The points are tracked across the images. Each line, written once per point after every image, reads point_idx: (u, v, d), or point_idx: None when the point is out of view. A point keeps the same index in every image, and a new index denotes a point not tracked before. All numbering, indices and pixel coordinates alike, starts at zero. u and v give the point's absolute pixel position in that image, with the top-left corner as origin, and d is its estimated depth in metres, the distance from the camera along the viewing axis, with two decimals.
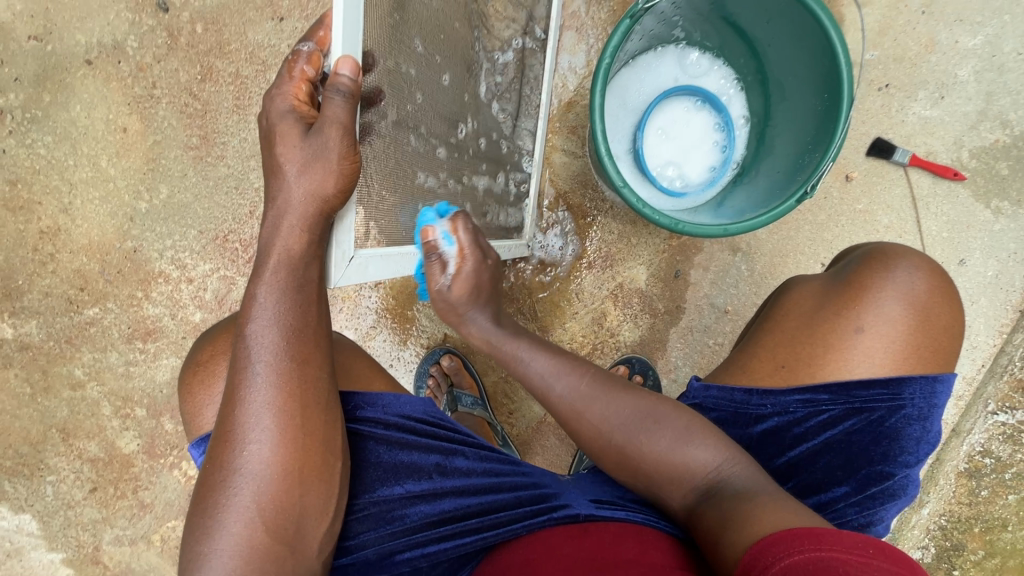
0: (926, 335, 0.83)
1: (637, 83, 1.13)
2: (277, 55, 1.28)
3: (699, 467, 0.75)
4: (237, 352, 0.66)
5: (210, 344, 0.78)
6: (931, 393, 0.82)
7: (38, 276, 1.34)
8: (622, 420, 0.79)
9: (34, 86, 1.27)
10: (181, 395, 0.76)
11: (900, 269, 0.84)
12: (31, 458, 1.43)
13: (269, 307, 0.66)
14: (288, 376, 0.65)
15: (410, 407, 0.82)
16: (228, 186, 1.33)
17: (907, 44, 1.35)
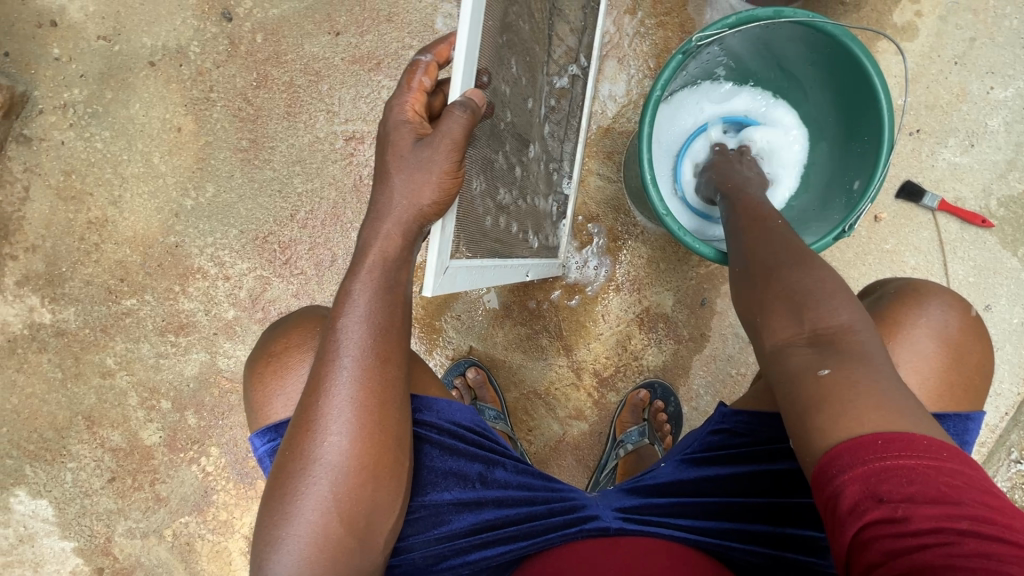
0: (959, 372, 0.84)
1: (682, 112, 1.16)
2: (331, 68, 1.34)
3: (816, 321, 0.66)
4: (327, 345, 0.69)
5: (283, 337, 0.83)
6: (963, 430, 0.82)
7: (82, 265, 1.37)
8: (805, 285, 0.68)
9: (97, 83, 1.32)
10: (253, 384, 0.82)
11: (933, 306, 0.86)
12: (54, 444, 1.44)
13: (360, 305, 0.69)
14: (370, 372, 0.68)
15: (461, 414, 0.85)
16: (272, 189, 1.37)
17: (939, 92, 1.39)
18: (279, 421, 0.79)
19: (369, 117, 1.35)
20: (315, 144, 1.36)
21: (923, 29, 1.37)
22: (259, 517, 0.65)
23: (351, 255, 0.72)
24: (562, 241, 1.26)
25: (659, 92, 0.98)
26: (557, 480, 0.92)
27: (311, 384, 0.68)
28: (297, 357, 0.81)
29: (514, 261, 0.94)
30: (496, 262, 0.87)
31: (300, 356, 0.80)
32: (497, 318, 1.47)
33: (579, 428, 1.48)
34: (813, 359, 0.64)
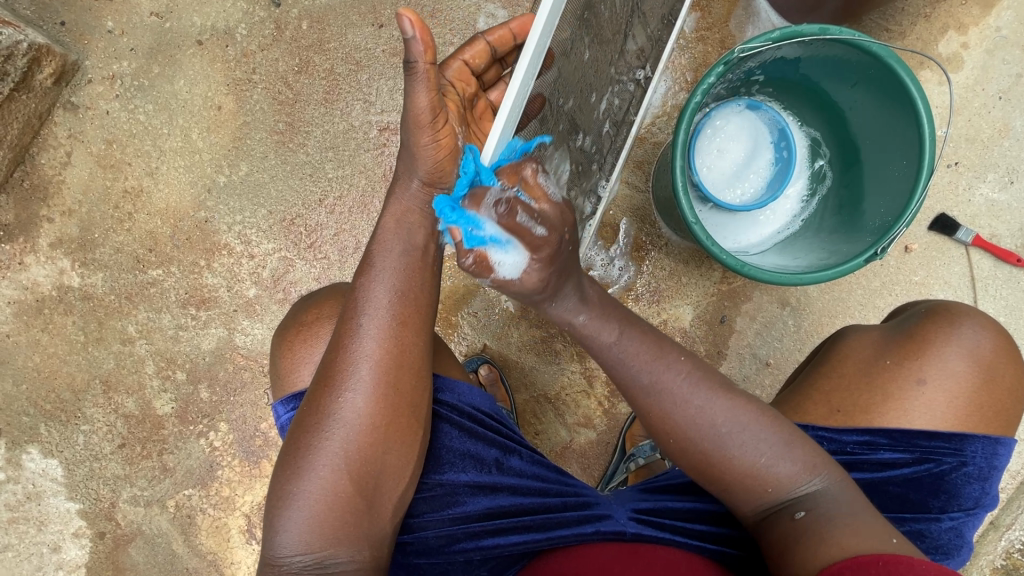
0: (991, 394, 0.85)
1: (722, 122, 1.14)
2: (371, 58, 1.36)
3: (790, 484, 0.75)
4: (348, 308, 0.77)
5: (315, 308, 0.90)
6: (992, 454, 0.84)
7: (114, 232, 1.41)
8: (745, 445, 0.76)
9: (146, 58, 1.36)
10: (281, 347, 0.89)
11: (966, 327, 0.86)
12: (70, 405, 1.47)
13: (382, 279, 0.78)
14: (385, 333, 0.76)
15: (479, 399, 0.90)
16: (303, 172, 1.39)
17: (981, 126, 1.36)
18: (302, 386, 0.85)
19: None
20: (349, 131, 1.38)
21: (968, 60, 1.35)
22: (279, 468, 0.74)
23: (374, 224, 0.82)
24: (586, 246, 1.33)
25: (699, 99, 0.98)
26: (571, 477, 0.92)
27: (332, 347, 0.77)
28: (324, 326, 0.87)
29: None
30: None
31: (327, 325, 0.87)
32: (513, 319, 1.47)
33: (587, 436, 1.46)
34: (786, 509, 0.76)
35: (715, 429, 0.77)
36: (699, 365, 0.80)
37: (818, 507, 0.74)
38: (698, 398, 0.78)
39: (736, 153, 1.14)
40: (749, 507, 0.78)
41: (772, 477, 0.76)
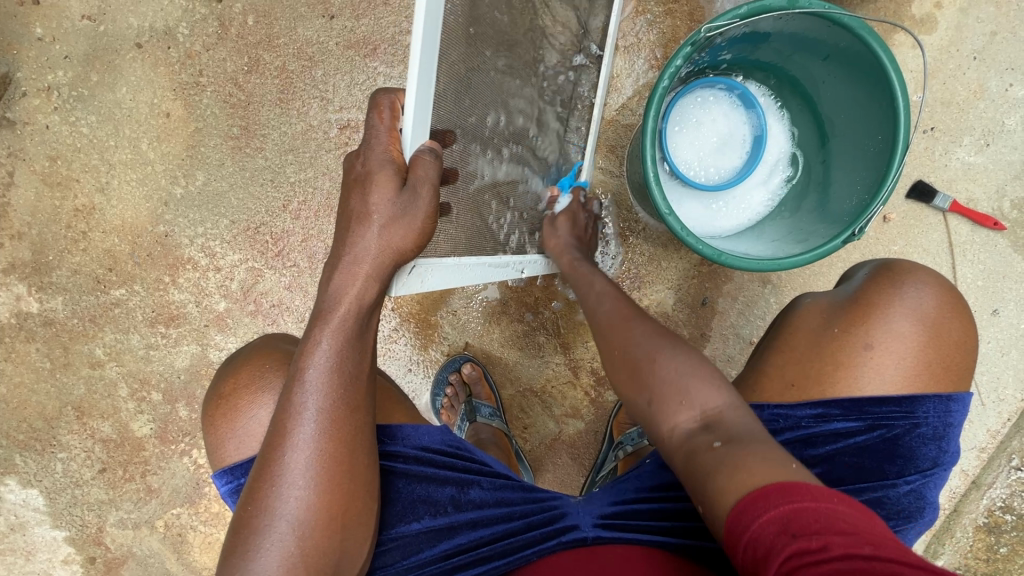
0: (938, 349, 0.84)
1: (697, 105, 1.11)
2: (325, 53, 1.29)
3: (701, 402, 0.76)
4: (294, 396, 0.71)
5: (233, 377, 0.86)
6: (946, 412, 0.84)
7: (69, 253, 1.34)
8: (680, 368, 0.80)
9: (83, 65, 1.28)
10: (206, 425, 0.85)
11: (909, 287, 0.85)
12: (44, 434, 1.42)
13: (320, 364, 0.72)
14: (339, 423, 0.72)
15: (428, 437, 0.88)
16: (264, 178, 1.33)
17: (956, 89, 1.34)
18: (228, 464, 0.82)
19: (364, 105, 1.30)
20: (308, 133, 1.31)
21: (942, 21, 1.32)
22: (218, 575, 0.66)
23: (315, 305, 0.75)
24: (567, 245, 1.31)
25: (665, 86, 0.94)
26: (542, 491, 0.91)
27: (270, 441, 0.71)
28: (247, 397, 0.83)
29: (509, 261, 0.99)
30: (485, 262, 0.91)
31: (249, 397, 0.83)
32: (493, 315, 1.44)
33: (574, 427, 1.46)
34: (706, 437, 0.73)
35: (649, 352, 0.85)
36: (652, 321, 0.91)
37: (732, 427, 0.73)
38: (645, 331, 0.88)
39: (713, 135, 1.11)
40: (671, 425, 0.78)
41: (688, 398, 0.77)
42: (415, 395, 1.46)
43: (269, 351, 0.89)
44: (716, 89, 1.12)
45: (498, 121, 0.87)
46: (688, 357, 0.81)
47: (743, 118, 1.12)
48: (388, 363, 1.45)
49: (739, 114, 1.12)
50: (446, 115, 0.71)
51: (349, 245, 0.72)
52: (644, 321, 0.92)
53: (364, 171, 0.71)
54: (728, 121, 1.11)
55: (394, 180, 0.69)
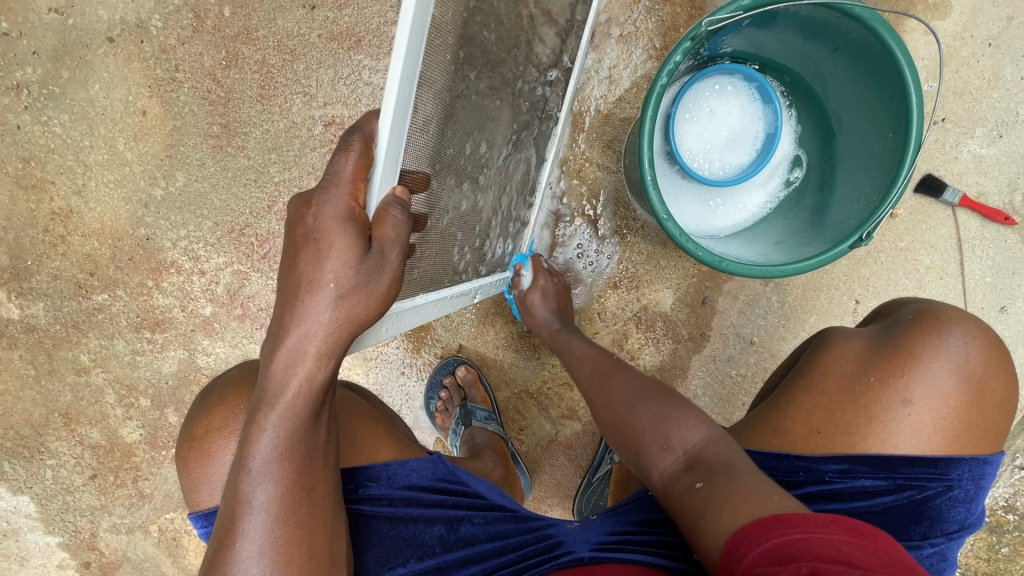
0: (979, 411, 0.80)
1: (704, 95, 1.04)
2: (306, 45, 1.23)
3: (682, 443, 0.81)
4: (240, 482, 0.66)
5: (204, 419, 0.81)
6: (979, 475, 0.80)
7: (48, 258, 1.30)
8: (657, 412, 0.86)
9: (52, 62, 1.22)
10: (179, 468, 0.82)
11: (953, 337, 0.80)
12: (32, 441, 1.40)
13: (265, 448, 0.66)
14: (296, 504, 0.67)
15: (416, 472, 0.84)
16: (246, 178, 1.28)
17: (969, 78, 1.28)
18: (207, 511, 0.79)
19: (349, 100, 1.24)
20: (292, 130, 1.26)
21: (956, 6, 1.26)
22: None
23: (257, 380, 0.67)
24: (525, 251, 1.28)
25: (666, 82, 0.89)
26: (535, 518, 0.88)
27: (223, 525, 0.67)
28: (218, 442, 0.80)
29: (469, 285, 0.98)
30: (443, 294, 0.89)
31: (221, 444, 0.79)
32: (487, 316, 1.41)
33: (572, 428, 1.43)
34: (688, 476, 0.77)
35: (631, 403, 0.90)
36: (651, 381, 0.94)
37: (711, 461, 0.76)
38: (630, 394, 0.92)
39: (722, 128, 1.05)
40: (657, 470, 0.82)
41: (670, 442, 0.82)
42: (409, 399, 1.44)
43: (237, 390, 0.83)
44: (736, 77, 1.03)
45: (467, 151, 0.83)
46: (665, 403, 0.87)
47: (752, 104, 1.04)
48: (382, 365, 1.43)
49: (756, 108, 1.04)
50: (416, 154, 0.67)
51: (298, 315, 0.64)
52: (632, 374, 0.98)
53: (317, 226, 0.62)
54: (740, 113, 1.04)
55: (354, 244, 0.62)
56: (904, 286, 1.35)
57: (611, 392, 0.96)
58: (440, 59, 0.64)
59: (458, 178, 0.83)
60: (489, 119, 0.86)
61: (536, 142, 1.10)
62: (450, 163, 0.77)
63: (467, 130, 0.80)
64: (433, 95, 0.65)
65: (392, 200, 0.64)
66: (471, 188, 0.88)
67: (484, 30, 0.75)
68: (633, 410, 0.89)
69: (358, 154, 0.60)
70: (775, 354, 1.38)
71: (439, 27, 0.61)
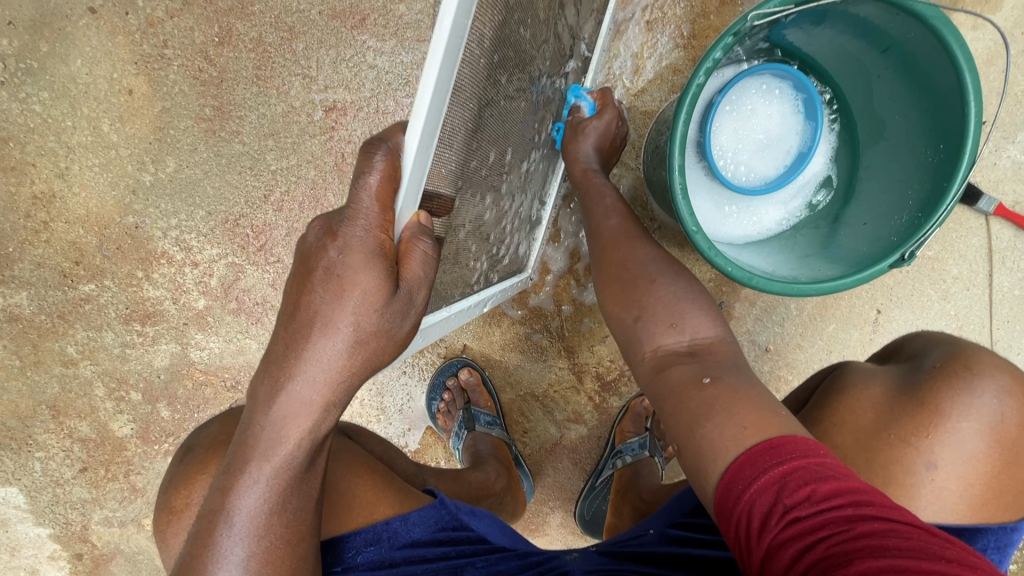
0: (1009, 477, 0.73)
1: (744, 93, 0.96)
2: (305, 22, 1.14)
3: (692, 329, 0.70)
4: (213, 533, 0.58)
5: (183, 488, 0.72)
6: (1005, 543, 0.73)
7: (30, 245, 1.22)
8: (669, 297, 0.73)
9: (29, 33, 1.12)
10: (159, 541, 0.73)
11: (985, 390, 0.73)
12: (19, 432, 1.35)
13: (252, 502, 0.58)
14: (280, 561, 0.60)
15: (419, 524, 0.79)
16: (241, 165, 1.20)
17: (1015, 77, 1.20)
18: None
19: (352, 84, 1.16)
20: (290, 115, 1.17)
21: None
22: None
23: (238, 429, 0.60)
24: (532, 253, 1.21)
25: (701, 82, 0.82)
26: (535, 556, 0.86)
27: None
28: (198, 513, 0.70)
29: (490, 293, 0.96)
30: (469, 302, 0.88)
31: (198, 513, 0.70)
32: (493, 315, 1.35)
33: (577, 432, 1.38)
34: (694, 371, 0.66)
35: (641, 274, 0.77)
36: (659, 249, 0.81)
37: (720, 359, 0.67)
38: (642, 253, 0.80)
39: (759, 130, 0.98)
40: (650, 347, 0.72)
41: (681, 321, 0.71)
42: (410, 399, 1.39)
43: (218, 452, 0.74)
44: (787, 81, 0.96)
45: (498, 157, 0.76)
46: (688, 282, 0.74)
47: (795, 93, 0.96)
48: None
49: (798, 119, 0.97)
50: (445, 167, 0.60)
51: (303, 360, 0.57)
52: (649, 244, 0.82)
53: (339, 261, 0.56)
54: (780, 117, 0.97)
55: (383, 282, 0.56)
56: (929, 296, 1.29)
57: (623, 262, 0.80)
58: (474, 65, 0.56)
59: (485, 183, 0.75)
60: (515, 123, 0.78)
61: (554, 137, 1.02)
62: (472, 175, 0.69)
63: (499, 134, 0.73)
64: (463, 106, 0.57)
65: (416, 230, 0.59)
66: (495, 195, 0.81)
67: (522, 26, 0.67)
68: (630, 258, 0.80)
69: (379, 176, 0.53)
70: (791, 362, 1.33)
71: (476, 29, 0.53)
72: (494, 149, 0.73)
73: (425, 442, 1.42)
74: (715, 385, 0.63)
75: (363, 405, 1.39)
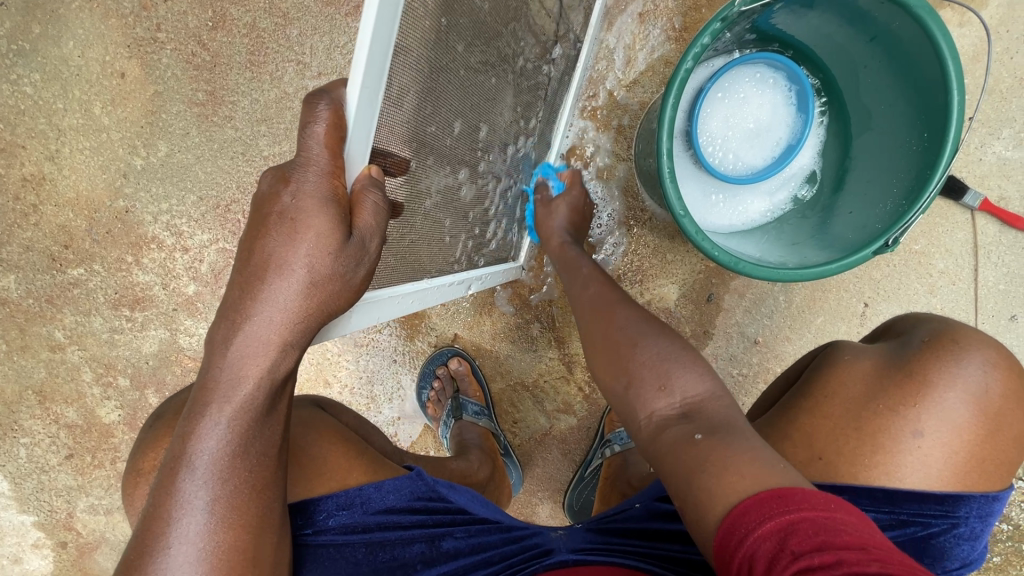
0: (994, 447, 0.73)
1: (736, 81, 0.98)
2: (300, 8, 1.14)
3: (681, 389, 0.71)
4: (175, 475, 0.57)
5: (154, 448, 0.72)
6: (987, 512, 0.74)
7: (19, 228, 1.22)
8: (655, 352, 0.75)
9: (22, 14, 1.12)
10: (127, 502, 0.71)
11: (970, 361, 0.74)
12: (4, 418, 1.34)
13: (212, 446, 0.58)
14: (244, 508, 0.59)
15: (395, 493, 0.79)
16: (233, 151, 1.20)
17: (1001, 75, 1.22)
18: None
19: (345, 71, 1.16)
20: (282, 100, 1.17)
21: None
22: None
23: (198, 374, 0.59)
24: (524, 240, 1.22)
25: (690, 67, 0.83)
26: (519, 527, 0.84)
27: (150, 526, 0.57)
28: None
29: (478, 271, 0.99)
30: (454, 278, 0.89)
31: None
32: (485, 306, 1.36)
33: (567, 422, 1.38)
34: (687, 428, 0.67)
35: (627, 340, 0.78)
36: (650, 317, 0.81)
37: (712, 416, 0.67)
38: (625, 318, 0.82)
39: (748, 118, 0.99)
40: (648, 414, 0.72)
41: (669, 384, 0.71)
42: (400, 387, 1.39)
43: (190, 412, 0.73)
44: (779, 72, 0.97)
45: (466, 129, 0.75)
46: (669, 342, 0.75)
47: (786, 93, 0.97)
48: (373, 354, 1.38)
49: (789, 111, 0.98)
50: (397, 127, 0.60)
51: (260, 300, 0.57)
52: (631, 309, 0.84)
53: (293, 205, 0.56)
54: (770, 108, 0.98)
55: (334, 227, 0.56)
56: (915, 289, 1.30)
57: (607, 332, 0.82)
58: (420, 28, 0.55)
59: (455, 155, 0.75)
60: (484, 98, 0.77)
61: (540, 120, 1.03)
62: (433, 143, 0.69)
63: (465, 106, 0.72)
64: (411, 66, 0.56)
65: (368, 182, 0.57)
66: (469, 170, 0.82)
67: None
68: (615, 322, 0.82)
69: (324, 126, 0.52)
70: (779, 354, 1.33)
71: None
72: (458, 120, 0.72)
73: (415, 431, 1.42)
74: (705, 439, 0.64)
75: (353, 393, 1.39)
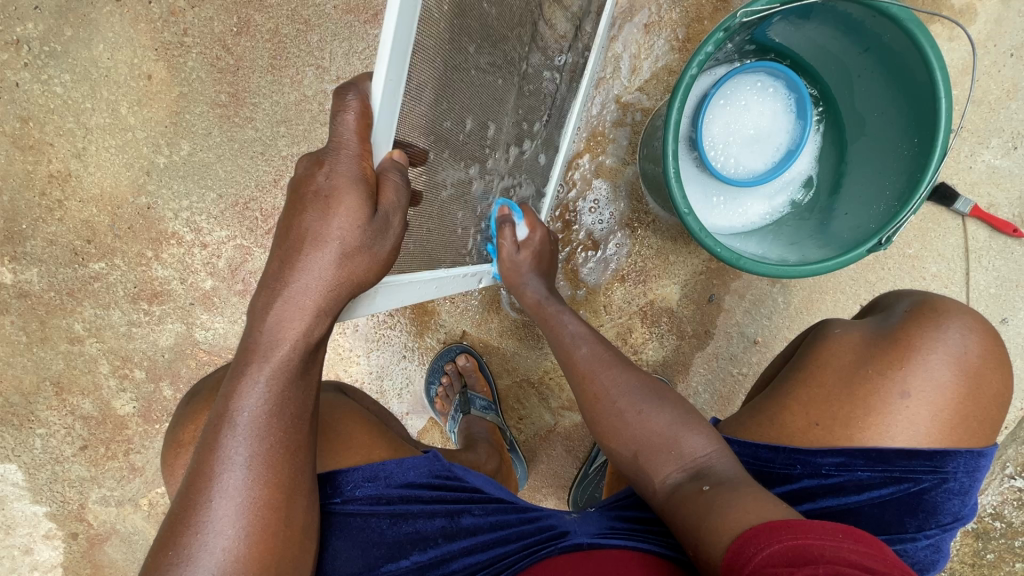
0: (976, 405, 0.77)
1: (738, 92, 1.03)
2: (321, 16, 1.19)
3: (689, 452, 0.79)
4: (217, 433, 0.61)
5: (192, 421, 0.76)
6: (974, 467, 0.77)
7: (44, 223, 1.26)
8: (658, 420, 0.83)
9: (55, 18, 1.17)
10: (166, 473, 0.75)
11: (951, 328, 0.78)
12: (21, 409, 1.37)
13: (252, 404, 0.62)
14: (278, 467, 0.63)
15: (415, 470, 0.82)
16: (253, 151, 1.24)
17: (989, 87, 1.27)
18: None
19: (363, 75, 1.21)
20: (302, 103, 1.22)
21: (982, 13, 1.25)
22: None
23: (241, 341, 0.64)
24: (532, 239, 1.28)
25: (694, 73, 0.87)
26: (534, 509, 0.87)
27: (193, 481, 0.61)
28: None
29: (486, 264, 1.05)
30: (467, 270, 0.95)
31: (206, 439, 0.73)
32: (493, 304, 1.40)
33: (571, 419, 1.42)
34: (695, 482, 0.75)
35: (629, 405, 0.86)
36: (650, 382, 0.89)
37: (718, 472, 0.75)
38: (621, 382, 0.89)
39: (749, 125, 1.04)
40: (660, 477, 0.79)
41: (678, 446, 0.79)
42: (409, 383, 1.43)
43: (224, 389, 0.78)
44: (778, 82, 1.02)
45: (478, 125, 0.80)
46: (675, 409, 0.83)
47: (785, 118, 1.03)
48: (384, 349, 1.42)
49: (787, 119, 1.03)
50: (417, 119, 0.64)
51: (298, 270, 0.62)
52: (628, 368, 0.91)
53: (327, 184, 0.60)
54: (770, 116, 1.04)
55: (363, 203, 0.60)
56: None
57: (603, 404, 0.88)
58: (436, 26, 0.59)
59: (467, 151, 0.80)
60: (494, 98, 0.82)
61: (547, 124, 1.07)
62: (448, 136, 0.73)
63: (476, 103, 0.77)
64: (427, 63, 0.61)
65: (390, 165, 0.62)
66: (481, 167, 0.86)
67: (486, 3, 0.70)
68: (613, 384, 0.89)
69: (354, 115, 0.57)
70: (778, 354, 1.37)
71: None
72: (470, 117, 0.77)
73: (423, 426, 1.45)
74: (712, 489, 0.72)
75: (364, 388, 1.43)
